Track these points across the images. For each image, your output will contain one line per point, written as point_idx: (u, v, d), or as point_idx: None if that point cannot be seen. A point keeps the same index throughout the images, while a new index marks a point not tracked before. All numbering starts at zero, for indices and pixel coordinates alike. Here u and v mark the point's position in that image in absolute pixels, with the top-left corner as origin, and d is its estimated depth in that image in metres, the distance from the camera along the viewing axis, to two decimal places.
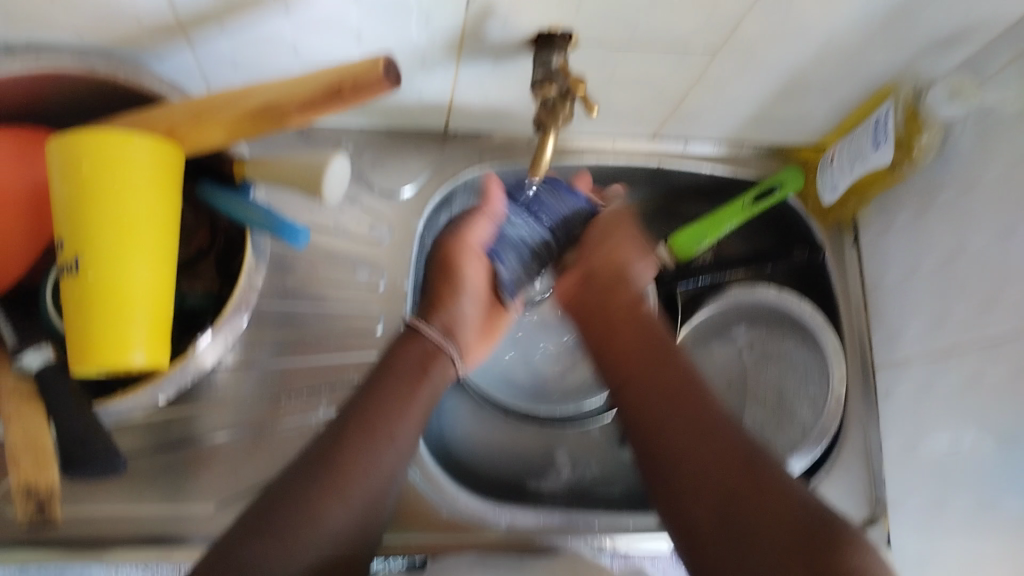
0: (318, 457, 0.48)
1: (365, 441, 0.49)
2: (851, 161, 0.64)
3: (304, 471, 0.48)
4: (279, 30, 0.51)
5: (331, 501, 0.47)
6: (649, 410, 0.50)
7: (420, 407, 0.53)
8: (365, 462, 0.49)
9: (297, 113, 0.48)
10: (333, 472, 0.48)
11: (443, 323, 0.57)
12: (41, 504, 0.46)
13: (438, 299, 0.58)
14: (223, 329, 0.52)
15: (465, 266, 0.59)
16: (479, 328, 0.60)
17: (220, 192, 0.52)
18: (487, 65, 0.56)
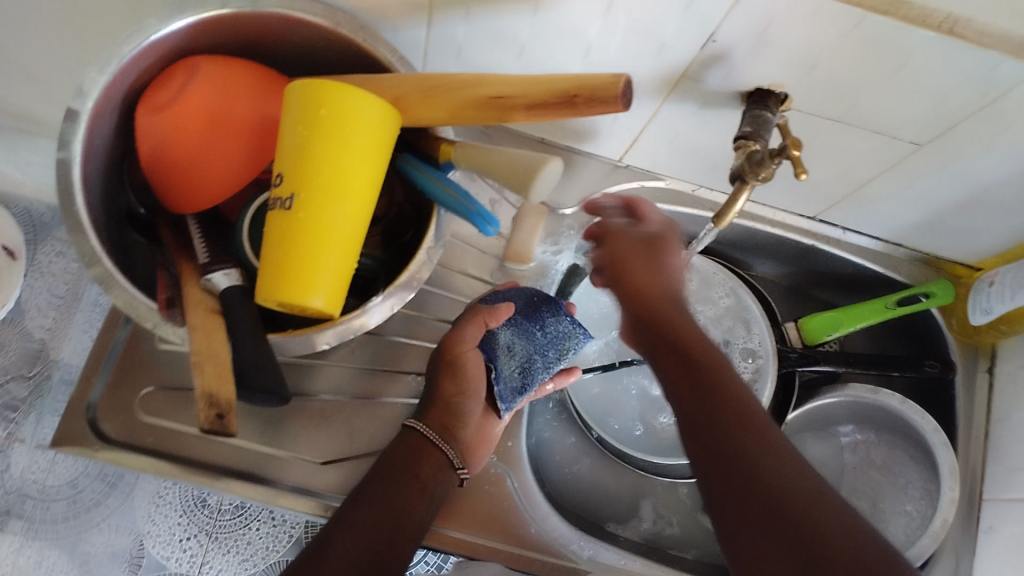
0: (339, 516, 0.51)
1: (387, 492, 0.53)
2: (1014, 290, 0.65)
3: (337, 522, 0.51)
4: (517, 31, 0.53)
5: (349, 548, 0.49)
6: (703, 430, 0.46)
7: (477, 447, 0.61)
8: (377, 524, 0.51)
9: (522, 112, 0.48)
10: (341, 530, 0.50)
11: (439, 422, 0.57)
12: (221, 415, 0.46)
13: (441, 395, 0.58)
14: (391, 296, 0.53)
15: (471, 369, 0.58)
16: (478, 422, 0.60)
17: (422, 167, 0.54)
18: (693, 107, 0.57)
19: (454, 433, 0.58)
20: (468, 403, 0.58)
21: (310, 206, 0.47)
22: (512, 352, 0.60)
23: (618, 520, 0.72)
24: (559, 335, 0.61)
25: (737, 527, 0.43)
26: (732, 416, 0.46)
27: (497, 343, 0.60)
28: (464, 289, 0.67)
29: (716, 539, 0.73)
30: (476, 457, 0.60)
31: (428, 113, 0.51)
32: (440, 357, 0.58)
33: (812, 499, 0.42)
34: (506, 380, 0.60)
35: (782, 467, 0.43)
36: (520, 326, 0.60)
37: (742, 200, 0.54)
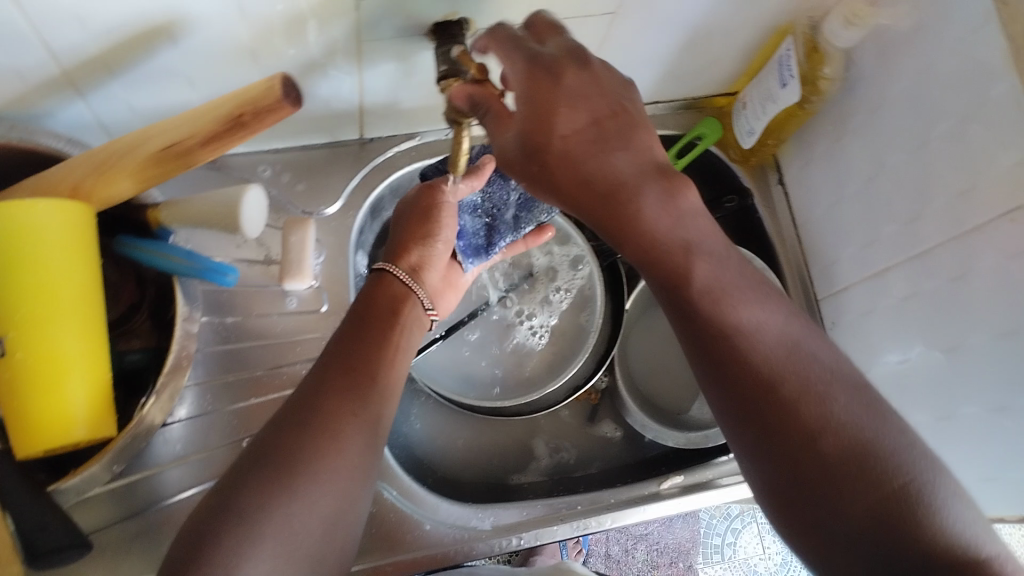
0: (274, 440, 0.45)
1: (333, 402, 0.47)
2: (763, 103, 0.66)
3: (259, 455, 0.44)
4: (170, 66, 0.49)
5: (302, 481, 0.43)
6: (687, 337, 0.47)
7: (396, 358, 0.52)
8: (332, 438, 0.46)
9: (202, 150, 0.44)
10: (290, 455, 0.44)
11: (412, 264, 0.59)
12: None
13: (401, 245, 0.59)
14: (164, 389, 0.51)
15: (445, 219, 0.59)
16: (444, 271, 0.63)
17: (136, 243, 0.49)
18: (393, 62, 0.54)
19: (422, 275, 0.60)
20: (439, 248, 0.60)
21: (30, 343, 0.43)
22: (480, 207, 0.65)
23: (519, 470, 0.73)
24: (530, 196, 0.65)
25: (727, 428, 0.46)
26: (703, 313, 0.45)
27: (464, 201, 0.64)
28: (271, 329, 0.63)
29: (613, 443, 0.75)
30: (443, 299, 0.64)
31: (113, 188, 0.46)
32: (418, 206, 0.59)
33: (788, 371, 0.43)
34: (470, 237, 0.65)
35: (747, 363, 0.44)
36: (489, 180, 0.64)
37: (466, 140, 0.52)
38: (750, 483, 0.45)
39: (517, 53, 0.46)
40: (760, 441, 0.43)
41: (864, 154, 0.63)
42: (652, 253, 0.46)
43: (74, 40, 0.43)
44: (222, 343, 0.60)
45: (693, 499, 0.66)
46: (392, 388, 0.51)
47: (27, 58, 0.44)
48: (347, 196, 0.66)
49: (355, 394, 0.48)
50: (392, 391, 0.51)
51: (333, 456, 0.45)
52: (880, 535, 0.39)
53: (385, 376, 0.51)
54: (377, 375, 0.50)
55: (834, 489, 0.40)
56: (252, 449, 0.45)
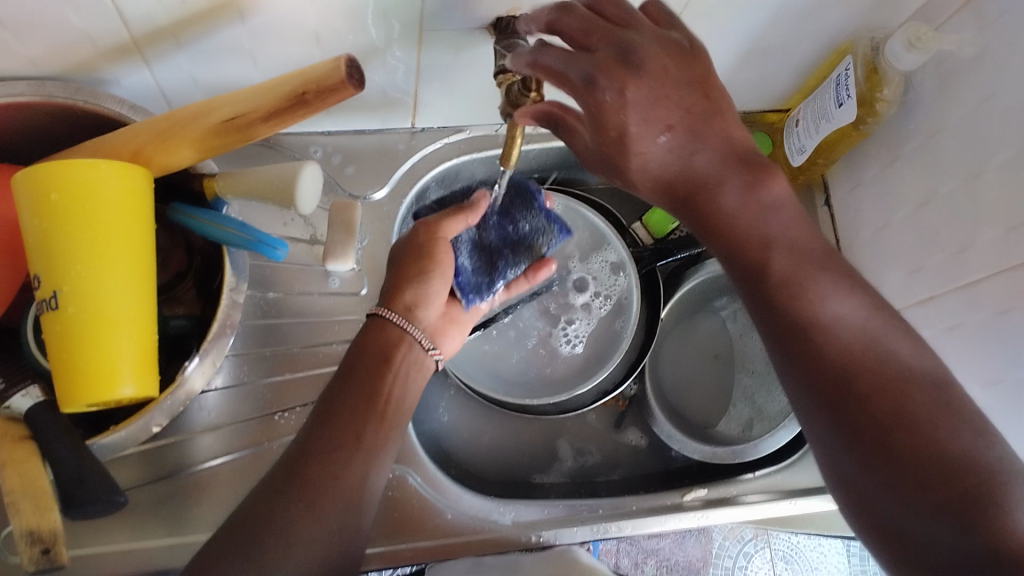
0: (288, 469, 0.46)
1: (334, 441, 0.48)
2: (816, 123, 0.66)
3: (268, 489, 0.45)
4: (236, 41, 0.50)
5: (307, 519, 0.44)
6: (768, 330, 0.47)
7: (388, 410, 0.51)
8: (336, 467, 0.46)
9: (263, 125, 0.45)
10: (303, 484, 0.45)
11: (405, 304, 0.56)
12: (46, 547, 0.45)
13: (402, 280, 0.57)
14: (209, 353, 0.52)
15: (443, 258, 0.58)
16: (442, 309, 0.60)
17: (191, 212, 0.50)
18: (451, 54, 0.55)
19: (418, 314, 0.57)
20: (437, 285, 0.58)
21: (80, 299, 0.44)
22: (479, 245, 0.64)
23: (541, 469, 0.73)
24: (535, 230, 0.66)
25: (808, 421, 0.45)
26: (780, 310, 0.46)
27: (463, 240, 0.63)
28: (311, 308, 0.63)
29: (636, 451, 0.75)
30: (447, 339, 0.61)
31: (173, 156, 0.47)
32: (416, 242, 0.58)
33: (866, 365, 0.43)
34: (468, 274, 0.63)
35: (824, 360, 0.44)
36: (485, 219, 0.65)
37: (520, 137, 0.52)
38: (828, 471, 0.45)
39: (572, 75, 0.43)
40: (838, 435, 0.43)
41: (916, 180, 0.62)
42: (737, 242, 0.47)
43: (148, 8, 0.44)
44: (260, 318, 0.62)
45: (713, 514, 0.66)
46: (382, 441, 0.50)
47: (101, 22, 0.45)
48: (393, 183, 0.67)
49: (343, 451, 0.47)
50: (380, 445, 0.50)
51: (308, 522, 0.44)
52: (956, 519, 0.38)
53: (373, 431, 0.50)
54: (364, 432, 0.49)
55: (914, 480, 0.40)
56: (238, 514, 0.44)
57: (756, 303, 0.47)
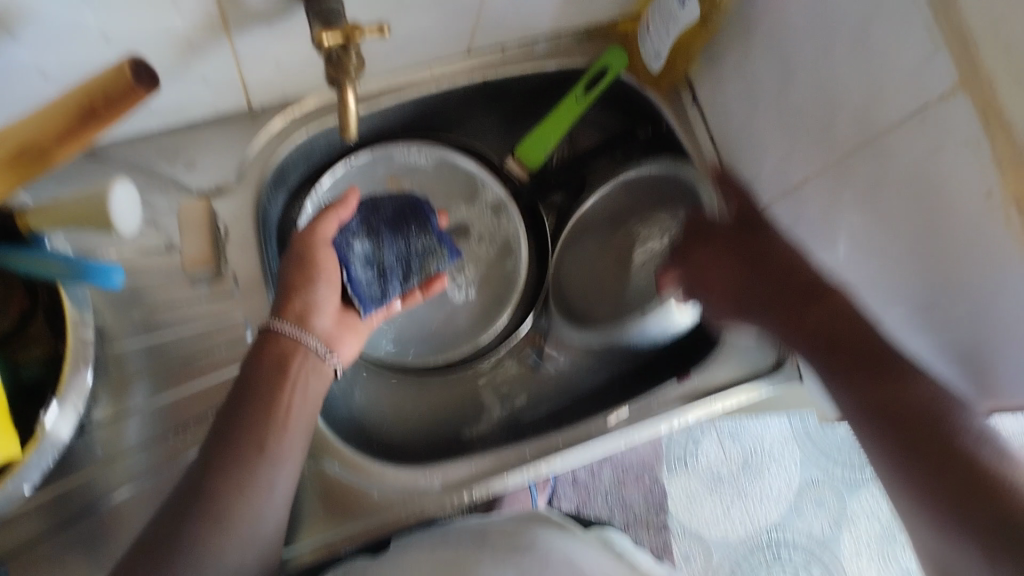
0: (190, 491, 0.47)
1: (240, 457, 0.48)
2: (666, 26, 0.64)
3: (175, 509, 0.46)
4: (14, 58, 0.45)
5: (216, 536, 0.46)
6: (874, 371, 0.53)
7: (295, 417, 0.52)
8: (241, 480, 0.48)
9: (60, 147, 0.41)
10: (208, 504, 0.46)
11: (297, 312, 0.56)
12: None
13: (288, 288, 0.56)
14: (68, 397, 0.50)
15: (324, 261, 0.58)
16: (337, 314, 0.59)
17: (8, 252, 0.46)
18: (266, 25, 0.51)
19: (312, 321, 0.56)
20: (323, 291, 0.57)
21: None
22: (373, 260, 0.63)
23: (469, 421, 0.72)
24: (424, 249, 0.65)
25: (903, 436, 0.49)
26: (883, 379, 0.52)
27: (353, 252, 0.62)
28: (187, 316, 0.60)
29: (554, 383, 0.76)
30: (343, 344, 0.58)
31: None
32: (295, 254, 0.58)
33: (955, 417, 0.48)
34: (364, 285, 0.61)
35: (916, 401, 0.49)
36: (378, 235, 0.64)
37: (353, 103, 0.49)
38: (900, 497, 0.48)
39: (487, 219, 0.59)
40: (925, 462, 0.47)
41: (772, 67, 0.61)
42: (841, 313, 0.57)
43: None
44: (137, 338, 0.58)
45: (637, 433, 0.67)
46: (289, 449, 0.51)
47: None
48: (244, 169, 0.63)
49: (248, 465, 0.48)
50: (287, 455, 0.50)
51: (218, 538, 0.46)
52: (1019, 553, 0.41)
53: (281, 442, 0.50)
54: (271, 444, 0.50)
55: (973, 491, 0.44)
56: (149, 534, 0.45)
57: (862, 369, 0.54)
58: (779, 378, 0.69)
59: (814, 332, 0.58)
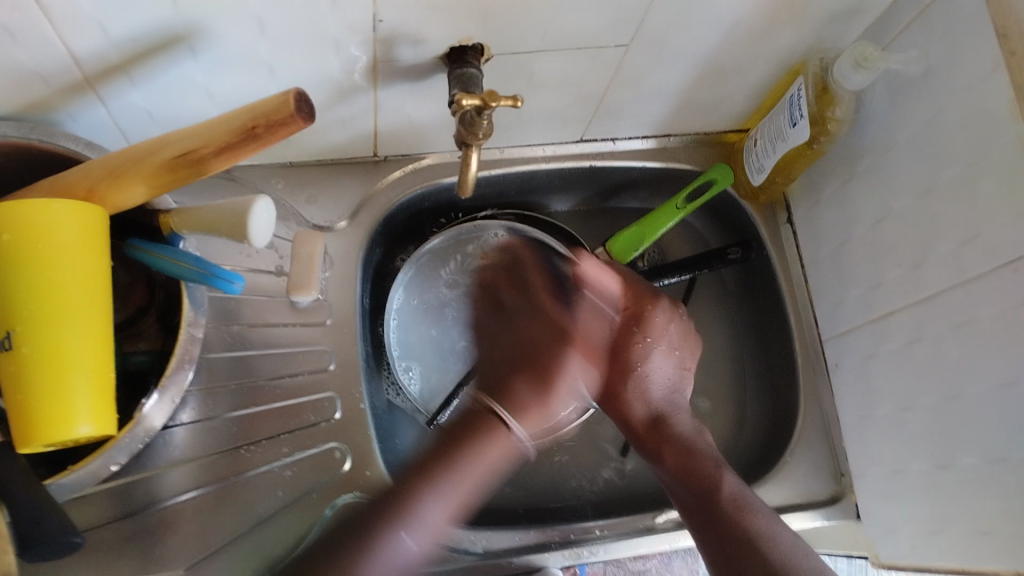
0: (382, 500, 0.44)
1: (431, 479, 0.45)
2: (773, 141, 0.67)
3: (375, 512, 0.43)
4: (191, 75, 0.50)
5: (389, 540, 0.42)
6: (690, 475, 0.56)
7: (486, 463, 0.46)
8: (404, 513, 0.43)
9: (216, 160, 0.45)
10: (385, 515, 0.43)
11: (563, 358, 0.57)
12: None
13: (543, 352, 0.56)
14: (167, 389, 0.53)
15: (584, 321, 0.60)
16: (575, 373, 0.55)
17: (149, 247, 0.51)
18: (408, 85, 0.56)
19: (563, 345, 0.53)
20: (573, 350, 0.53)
21: (33, 339, 0.44)
22: None
23: (520, 493, 0.71)
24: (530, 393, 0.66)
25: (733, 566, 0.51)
26: (699, 473, 0.55)
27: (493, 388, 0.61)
28: (277, 339, 0.63)
29: (618, 481, 0.73)
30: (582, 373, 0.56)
31: (125, 194, 0.47)
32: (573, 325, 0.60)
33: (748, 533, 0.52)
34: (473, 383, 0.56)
35: (735, 517, 0.53)
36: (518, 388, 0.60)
37: (475, 163, 0.54)
38: None
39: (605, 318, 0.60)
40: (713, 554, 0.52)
41: (872, 196, 0.63)
42: (678, 450, 0.57)
43: (95, 46, 0.45)
44: (228, 350, 0.61)
45: (687, 536, 0.65)
46: (426, 529, 0.43)
47: (51, 62, 0.45)
48: (356, 214, 0.67)
49: (365, 549, 0.41)
50: (431, 519, 0.43)
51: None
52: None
53: (426, 516, 0.43)
54: (414, 510, 0.43)
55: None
56: (290, 565, 0.42)
57: (695, 494, 0.55)
58: (835, 513, 0.68)
59: (681, 453, 0.57)
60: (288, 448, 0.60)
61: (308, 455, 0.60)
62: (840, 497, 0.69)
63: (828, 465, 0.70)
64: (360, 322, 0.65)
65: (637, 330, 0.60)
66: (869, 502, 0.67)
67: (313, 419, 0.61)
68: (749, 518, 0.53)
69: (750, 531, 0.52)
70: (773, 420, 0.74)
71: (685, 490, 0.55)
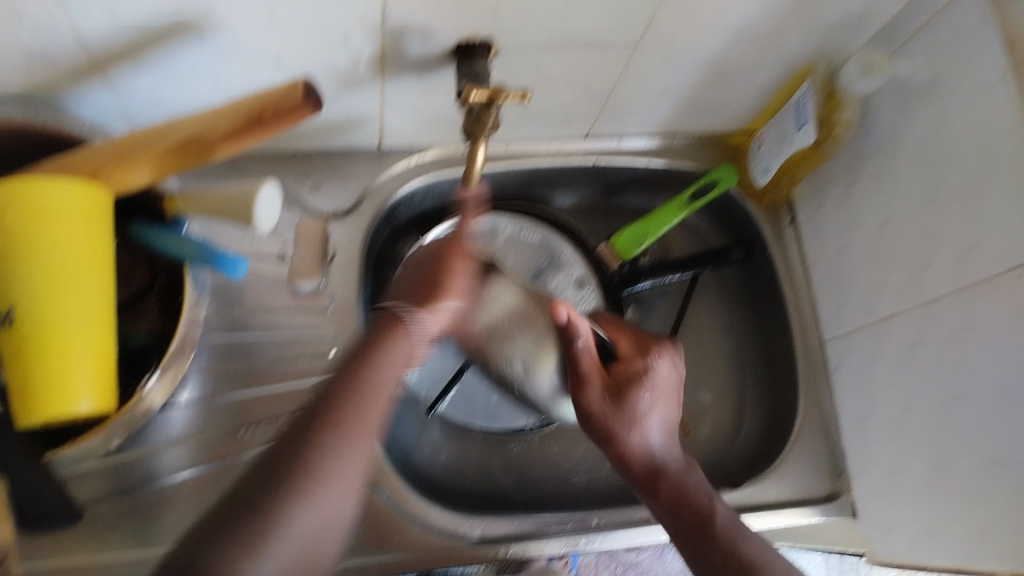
0: (282, 456, 0.40)
1: (333, 432, 0.41)
2: (779, 144, 0.67)
3: (262, 474, 0.39)
4: (198, 62, 0.50)
5: (293, 504, 0.38)
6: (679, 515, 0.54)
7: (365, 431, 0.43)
8: (281, 509, 0.38)
9: (221, 145, 0.46)
10: (300, 471, 0.39)
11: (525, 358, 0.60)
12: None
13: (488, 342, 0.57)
14: (168, 369, 0.54)
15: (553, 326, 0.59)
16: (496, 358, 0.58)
17: (153, 229, 0.52)
18: (414, 78, 0.56)
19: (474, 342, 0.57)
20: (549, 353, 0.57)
21: (37, 314, 0.44)
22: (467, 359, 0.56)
23: (518, 482, 0.71)
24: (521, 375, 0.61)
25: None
26: (687, 510, 0.54)
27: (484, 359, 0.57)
28: (277, 324, 0.63)
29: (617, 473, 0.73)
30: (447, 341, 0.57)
31: (130, 177, 0.47)
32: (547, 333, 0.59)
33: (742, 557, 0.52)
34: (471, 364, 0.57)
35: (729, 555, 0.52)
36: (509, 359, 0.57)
37: (481, 157, 0.55)
38: None
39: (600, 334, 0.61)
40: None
41: (877, 202, 0.63)
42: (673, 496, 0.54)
43: (104, 30, 0.45)
44: (227, 334, 0.62)
45: None
46: (351, 469, 0.41)
47: (61, 46, 0.46)
48: (360, 203, 0.67)
49: (289, 500, 0.38)
50: (313, 515, 0.39)
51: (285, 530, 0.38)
52: None
53: (298, 519, 0.38)
54: (326, 453, 0.41)
55: None
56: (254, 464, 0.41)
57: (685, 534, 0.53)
58: (832, 513, 0.68)
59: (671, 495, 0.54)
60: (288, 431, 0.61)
61: None
62: (837, 495, 0.69)
63: (826, 463, 0.70)
64: (362, 309, 0.66)
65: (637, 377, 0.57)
66: (866, 504, 0.67)
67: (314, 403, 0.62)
68: (744, 545, 0.52)
69: (750, 559, 0.52)
70: (772, 420, 0.74)
71: (680, 524, 0.54)
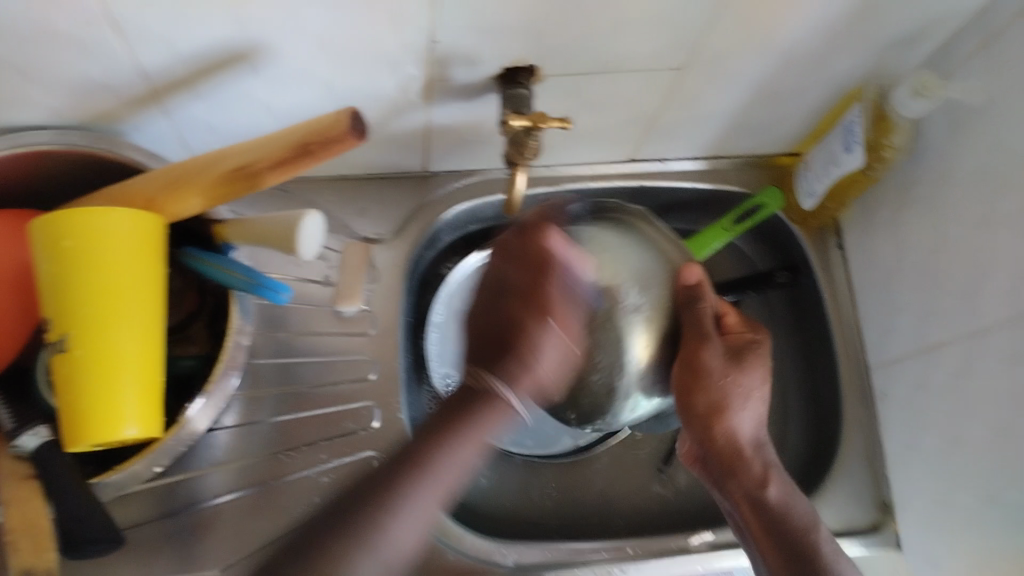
0: (404, 460, 0.45)
1: (418, 478, 0.44)
2: (826, 167, 0.65)
3: (390, 471, 0.44)
4: (250, 89, 0.51)
5: (392, 526, 0.42)
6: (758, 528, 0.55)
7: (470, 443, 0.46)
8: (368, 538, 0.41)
9: (271, 174, 0.46)
10: (419, 472, 0.44)
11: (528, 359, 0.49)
12: None
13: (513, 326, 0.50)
14: (212, 395, 0.54)
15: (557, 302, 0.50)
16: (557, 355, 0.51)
17: (201, 255, 0.52)
18: (460, 104, 0.56)
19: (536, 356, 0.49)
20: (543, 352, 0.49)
21: (89, 344, 0.45)
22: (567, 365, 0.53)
23: (557, 510, 0.71)
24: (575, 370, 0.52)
25: None
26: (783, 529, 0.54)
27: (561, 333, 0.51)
28: (321, 348, 0.63)
29: (659, 500, 0.72)
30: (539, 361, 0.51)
31: (182, 205, 0.48)
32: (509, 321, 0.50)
33: None
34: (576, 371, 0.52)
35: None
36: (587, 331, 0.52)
37: (523, 182, 0.55)
38: None
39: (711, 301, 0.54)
40: None
41: (928, 226, 0.62)
42: (757, 511, 0.55)
43: (160, 60, 0.46)
44: (272, 357, 0.62)
45: (721, 557, 0.65)
46: (410, 531, 0.42)
47: (117, 75, 0.47)
48: (403, 226, 0.68)
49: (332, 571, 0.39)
50: (407, 533, 0.42)
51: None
52: None
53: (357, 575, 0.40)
54: (395, 513, 0.42)
55: None
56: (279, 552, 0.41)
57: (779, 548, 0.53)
58: (878, 546, 0.66)
59: (762, 512, 0.55)
60: (327, 455, 0.61)
61: (346, 462, 0.60)
62: (882, 527, 0.67)
63: (870, 493, 0.68)
64: (403, 333, 0.66)
65: (743, 351, 0.56)
66: (914, 538, 0.65)
67: (353, 427, 0.62)
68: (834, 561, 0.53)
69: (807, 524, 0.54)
70: (817, 448, 0.73)
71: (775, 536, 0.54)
